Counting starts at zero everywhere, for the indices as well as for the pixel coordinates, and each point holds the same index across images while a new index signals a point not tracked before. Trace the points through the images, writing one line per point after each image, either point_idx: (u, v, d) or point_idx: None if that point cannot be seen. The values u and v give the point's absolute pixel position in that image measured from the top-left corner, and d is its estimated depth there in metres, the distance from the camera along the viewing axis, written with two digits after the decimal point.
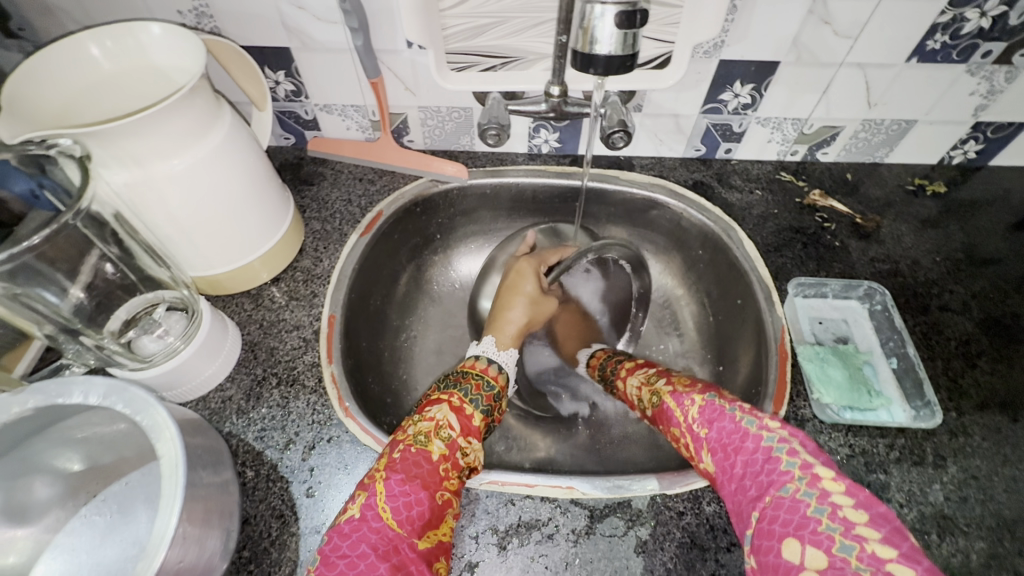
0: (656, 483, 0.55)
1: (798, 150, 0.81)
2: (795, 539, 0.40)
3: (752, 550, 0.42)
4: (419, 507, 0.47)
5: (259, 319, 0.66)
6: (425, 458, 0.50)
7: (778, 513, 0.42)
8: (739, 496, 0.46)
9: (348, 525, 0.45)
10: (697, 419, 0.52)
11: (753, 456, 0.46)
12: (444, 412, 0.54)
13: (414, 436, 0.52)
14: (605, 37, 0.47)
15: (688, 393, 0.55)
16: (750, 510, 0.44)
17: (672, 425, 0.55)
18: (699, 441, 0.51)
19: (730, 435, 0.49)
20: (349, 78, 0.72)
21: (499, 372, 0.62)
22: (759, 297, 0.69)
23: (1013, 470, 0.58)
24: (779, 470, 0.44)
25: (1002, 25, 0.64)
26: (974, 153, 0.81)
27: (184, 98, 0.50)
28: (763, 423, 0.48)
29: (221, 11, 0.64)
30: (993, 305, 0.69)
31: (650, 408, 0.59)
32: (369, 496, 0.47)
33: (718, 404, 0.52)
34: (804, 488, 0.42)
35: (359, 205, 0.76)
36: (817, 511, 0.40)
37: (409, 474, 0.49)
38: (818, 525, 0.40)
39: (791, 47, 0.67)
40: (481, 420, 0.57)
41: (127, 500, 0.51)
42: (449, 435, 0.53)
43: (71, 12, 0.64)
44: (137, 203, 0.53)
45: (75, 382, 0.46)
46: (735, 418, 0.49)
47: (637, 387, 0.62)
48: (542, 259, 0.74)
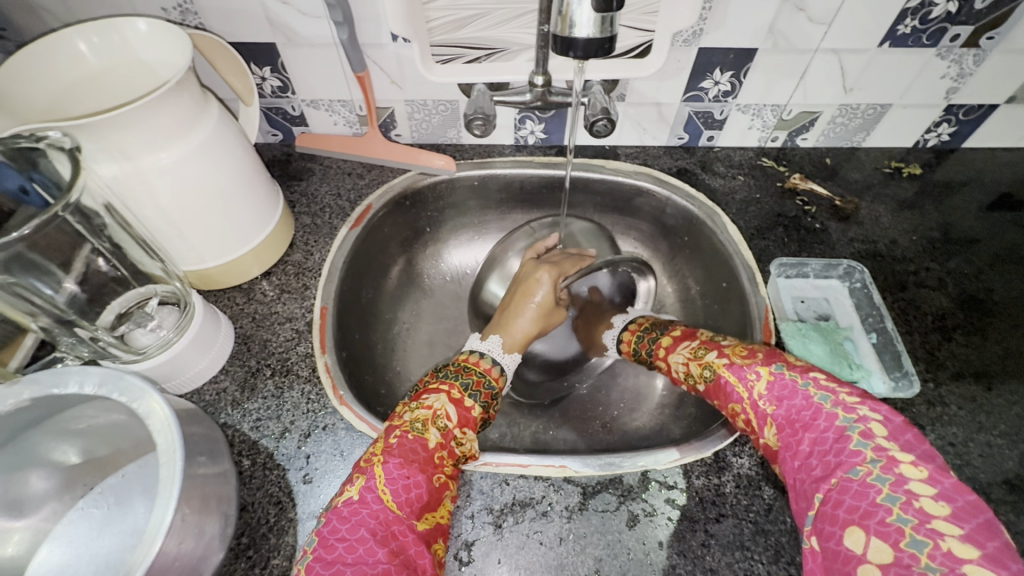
0: (677, 454, 0.57)
1: (778, 136, 0.83)
2: (859, 528, 0.41)
3: (813, 532, 0.44)
4: (417, 490, 0.49)
5: (251, 312, 0.66)
6: (421, 445, 0.51)
7: (844, 497, 0.43)
8: (802, 473, 0.47)
9: (348, 507, 0.46)
10: (764, 395, 0.52)
11: (823, 434, 0.47)
12: (442, 402, 0.55)
13: (410, 422, 0.53)
14: (584, 21, 0.48)
15: (748, 369, 0.54)
16: (814, 489, 0.46)
17: (730, 401, 0.55)
18: (762, 418, 0.52)
19: (800, 412, 0.49)
20: (335, 73, 0.72)
21: (501, 374, 0.63)
22: (743, 280, 0.71)
23: (988, 436, 0.60)
24: (849, 450, 0.45)
25: (968, 9, 0.66)
26: (946, 136, 0.83)
27: (170, 91, 0.50)
28: (838, 399, 0.48)
29: (206, 8, 0.64)
30: (968, 281, 0.71)
31: (701, 382, 0.58)
32: (368, 479, 0.48)
33: (788, 380, 0.51)
34: (876, 472, 0.43)
35: (348, 198, 0.77)
36: (889, 500, 0.41)
37: (406, 459, 0.50)
38: (887, 515, 0.41)
39: (767, 35, 0.69)
40: (480, 413, 0.57)
41: (124, 492, 0.51)
42: (445, 425, 0.54)
43: (53, 10, 0.64)
44: (130, 196, 0.54)
45: (69, 371, 0.46)
46: (808, 395, 0.50)
47: (683, 363, 0.60)
48: (561, 269, 0.70)
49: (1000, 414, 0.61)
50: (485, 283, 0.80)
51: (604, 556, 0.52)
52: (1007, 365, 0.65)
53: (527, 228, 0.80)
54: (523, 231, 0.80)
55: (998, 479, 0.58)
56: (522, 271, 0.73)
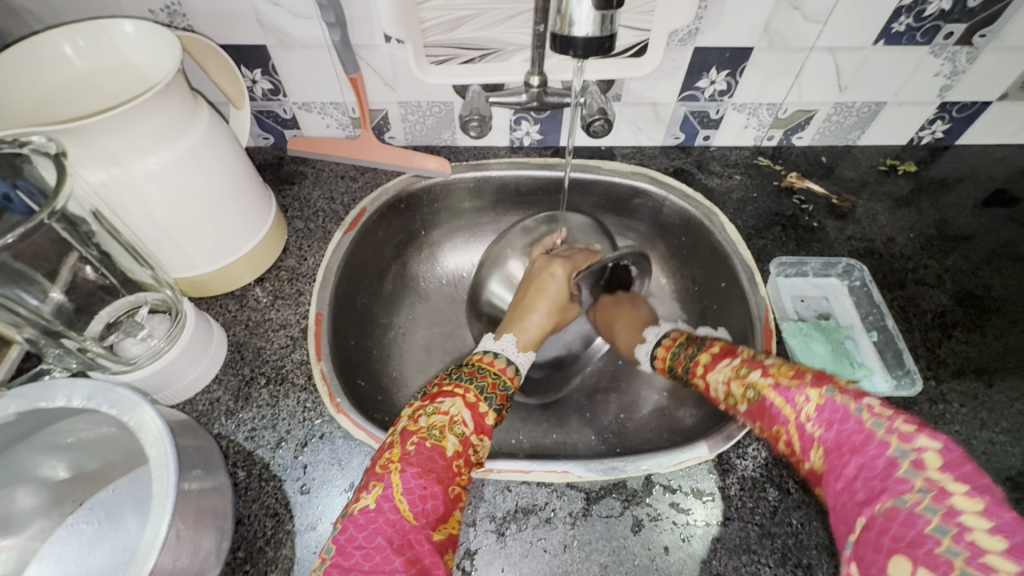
0: (704, 450, 0.56)
1: (774, 135, 0.83)
2: (905, 557, 0.38)
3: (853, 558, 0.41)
4: (433, 501, 0.47)
5: (245, 319, 0.65)
6: (439, 453, 0.50)
7: (889, 524, 0.40)
8: (845, 497, 0.44)
9: (364, 515, 0.45)
10: (812, 418, 0.49)
11: (871, 460, 0.44)
12: (458, 407, 0.54)
13: (428, 429, 0.51)
14: (584, 19, 0.47)
15: (795, 390, 0.51)
16: (857, 514, 0.43)
17: (776, 423, 0.52)
18: (809, 440, 0.49)
19: (849, 436, 0.46)
20: (327, 75, 0.71)
21: (515, 373, 0.62)
22: (743, 279, 0.71)
23: (990, 433, 0.60)
24: (898, 478, 0.42)
25: (962, 7, 0.66)
26: (941, 133, 0.83)
27: (159, 94, 0.49)
28: (892, 426, 0.44)
29: (194, 9, 0.63)
30: (966, 278, 0.72)
31: (743, 403, 0.55)
32: (385, 487, 0.47)
33: (841, 403, 0.47)
34: (927, 502, 0.39)
35: (342, 202, 0.76)
36: (938, 530, 0.38)
37: (425, 468, 0.48)
38: (935, 546, 0.37)
39: (762, 33, 0.68)
40: (494, 418, 0.56)
41: (115, 507, 0.50)
42: (462, 431, 0.52)
43: (36, 12, 0.63)
44: (118, 203, 0.52)
45: (57, 385, 0.45)
46: (860, 419, 0.46)
47: (724, 382, 0.57)
48: (574, 263, 0.72)
49: (1001, 411, 0.61)
50: (486, 282, 0.80)
51: (610, 563, 0.51)
52: (1007, 361, 0.65)
53: (522, 226, 0.80)
54: (520, 229, 0.80)
55: (1002, 476, 0.57)
56: (532, 267, 0.74)
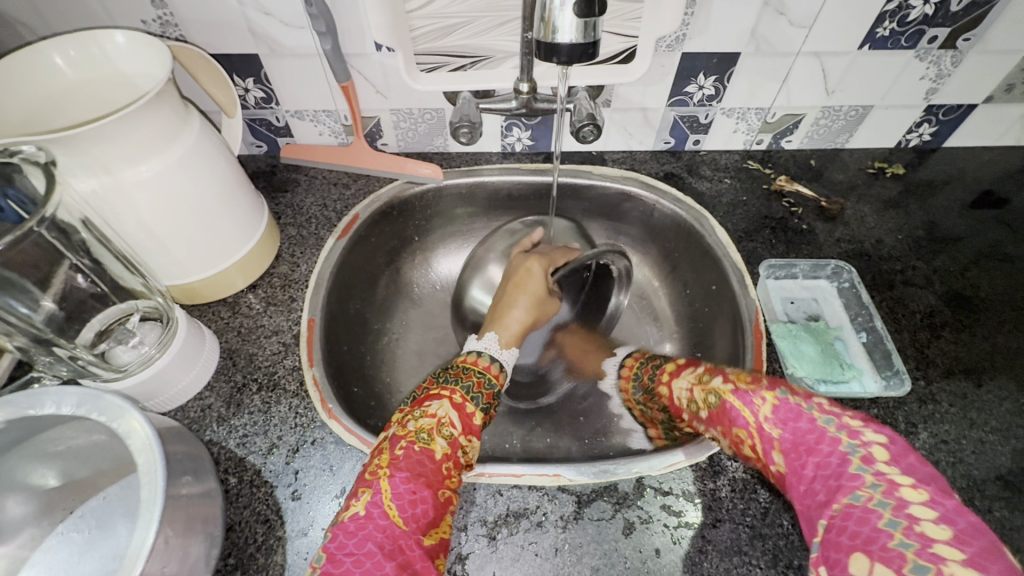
0: (681, 455, 0.56)
1: (763, 139, 0.84)
2: (863, 554, 0.37)
3: (819, 561, 0.40)
4: (423, 505, 0.47)
5: (237, 326, 0.65)
6: (428, 456, 0.50)
7: (847, 523, 0.39)
8: (807, 499, 0.43)
9: (354, 522, 0.45)
10: (769, 418, 0.48)
11: (826, 458, 0.43)
12: (445, 409, 0.54)
13: (416, 433, 0.51)
14: (567, 26, 0.48)
15: (753, 392, 0.50)
16: (818, 516, 0.41)
17: (735, 426, 0.50)
18: (768, 442, 0.47)
19: (803, 435, 0.45)
20: (319, 83, 0.72)
21: (501, 371, 0.62)
22: (733, 282, 0.71)
23: (980, 433, 0.60)
24: (850, 474, 0.41)
25: (945, 11, 0.67)
26: (928, 136, 0.84)
27: (149, 104, 0.49)
28: (843, 423, 0.44)
29: (186, 19, 0.64)
30: (954, 278, 0.72)
31: (704, 409, 0.53)
32: (374, 493, 0.47)
33: (793, 402, 0.47)
34: (879, 496, 0.39)
35: (335, 209, 0.76)
36: (891, 524, 0.37)
37: (414, 472, 0.49)
38: (889, 541, 0.37)
39: (749, 38, 0.69)
40: (482, 418, 0.56)
41: (106, 515, 0.50)
42: (450, 433, 0.53)
43: (30, 23, 0.63)
44: (111, 212, 0.53)
45: (47, 393, 0.45)
46: (812, 417, 0.46)
47: (687, 389, 0.56)
48: (551, 259, 0.72)
49: (990, 410, 0.62)
50: (469, 287, 0.78)
51: (601, 566, 0.51)
52: (995, 360, 0.65)
53: (507, 229, 0.80)
54: (505, 231, 0.79)
55: (992, 475, 0.58)
56: (512, 264, 0.74)
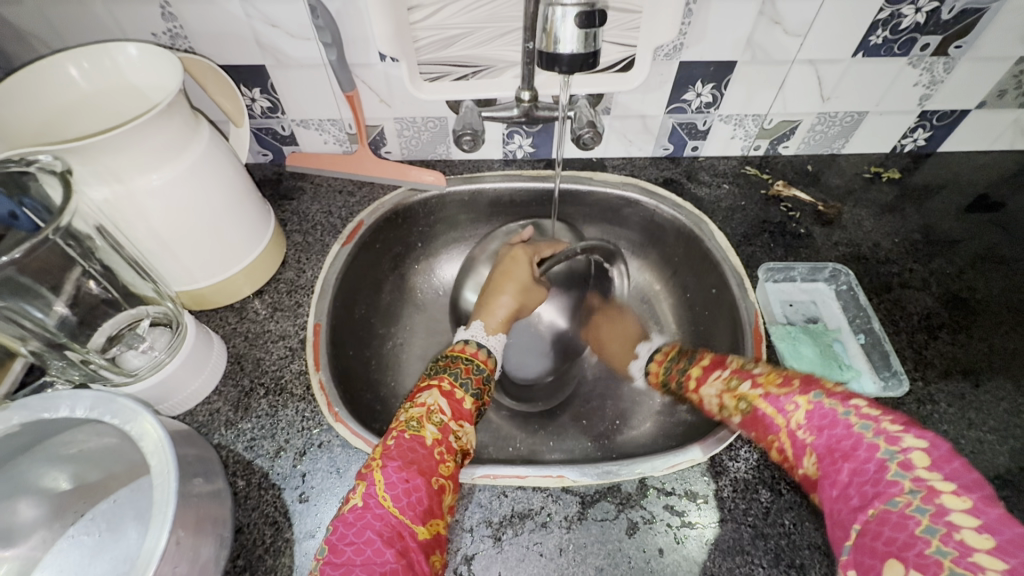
0: (698, 451, 0.57)
1: (760, 144, 0.85)
2: (897, 560, 0.38)
3: (850, 564, 0.41)
4: (418, 494, 0.48)
5: (244, 331, 0.66)
6: (420, 443, 0.51)
7: (883, 528, 0.40)
8: (839, 504, 0.45)
9: (352, 512, 0.46)
10: (802, 425, 0.50)
11: (863, 464, 0.44)
12: (434, 397, 0.56)
13: (406, 422, 0.53)
14: (568, 37, 0.49)
15: (786, 398, 0.52)
16: (851, 520, 0.43)
17: (770, 433, 0.52)
18: (801, 447, 0.50)
19: (839, 441, 0.47)
20: (324, 93, 0.73)
21: (489, 356, 0.63)
22: (733, 285, 0.72)
23: (978, 432, 0.61)
24: (888, 481, 0.43)
25: (936, 20, 0.69)
26: (922, 141, 0.86)
27: (161, 114, 0.51)
28: (880, 428, 0.46)
29: (195, 32, 0.65)
30: (950, 280, 0.73)
31: (736, 414, 0.55)
32: (369, 484, 0.48)
33: (828, 408, 0.49)
34: (917, 503, 0.40)
35: (340, 216, 0.78)
36: (928, 531, 0.39)
37: (406, 461, 0.50)
38: (926, 548, 0.38)
39: (745, 47, 0.71)
40: (472, 403, 0.58)
41: (116, 517, 0.50)
42: (440, 419, 0.54)
43: (43, 37, 0.65)
44: (121, 218, 0.54)
45: (60, 396, 0.46)
46: (848, 423, 0.47)
47: (716, 395, 0.58)
48: (536, 249, 0.74)
49: (988, 410, 0.62)
50: (462, 292, 0.79)
51: (605, 566, 0.51)
52: (993, 361, 0.66)
53: (503, 230, 0.80)
54: (502, 234, 0.80)
55: (991, 474, 0.58)
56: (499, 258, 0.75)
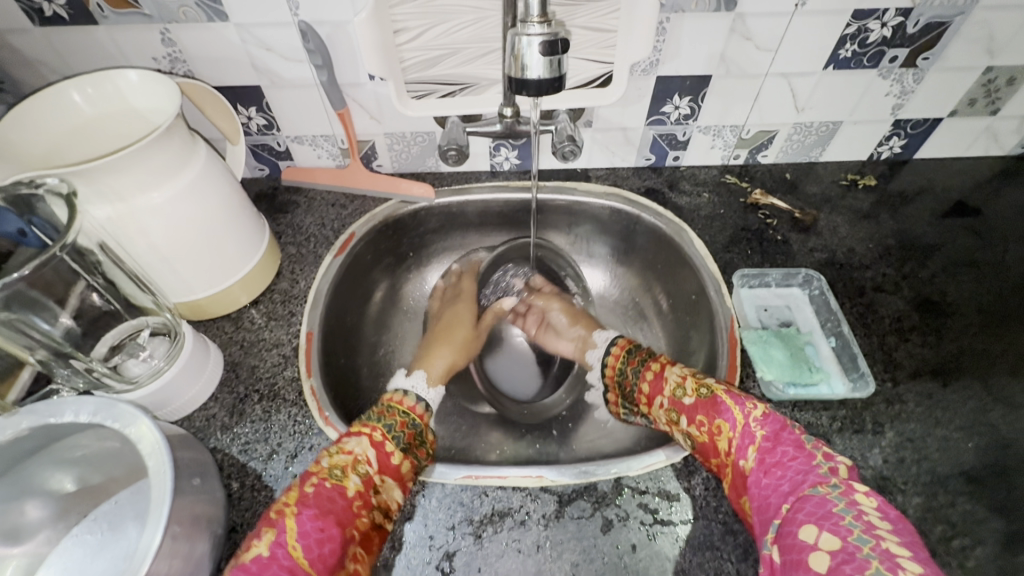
0: (662, 455, 0.60)
1: (739, 154, 0.88)
2: (814, 525, 0.44)
3: (777, 538, 0.46)
4: (330, 545, 0.49)
5: (240, 339, 0.69)
6: (339, 493, 0.51)
7: (806, 504, 0.46)
8: (769, 491, 0.49)
9: (256, 564, 0.45)
10: (758, 419, 0.53)
11: (798, 459, 0.49)
12: (363, 446, 0.55)
13: (328, 470, 0.52)
14: (534, 63, 0.52)
15: (747, 400, 0.55)
16: (781, 502, 0.48)
17: (721, 418, 0.54)
18: (749, 439, 0.52)
19: (787, 439, 0.51)
20: (317, 110, 0.77)
21: (425, 411, 0.62)
22: (710, 291, 0.74)
23: (945, 431, 0.63)
24: (817, 472, 0.48)
25: (902, 34, 0.71)
26: (898, 149, 0.88)
27: (161, 136, 0.54)
28: (817, 442, 0.51)
29: (193, 56, 0.69)
30: (922, 284, 0.75)
31: (692, 395, 0.57)
32: (278, 533, 0.47)
33: (781, 417, 0.53)
34: (836, 492, 0.46)
35: (333, 228, 0.81)
36: (844, 510, 0.44)
37: (322, 510, 0.49)
38: (840, 519, 0.44)
39: (719, 62, 0.74)
40: (402, 457, 0.57)
41: (117, 518, 0.52)
42: (365, 471, 0.54)
43: (51, 62, 0.69)
44: (123, 234, 0.57)
45: (65, 403, 0.49)
46: (796, 438, 0.51)
47: (678, 377, 0.60)
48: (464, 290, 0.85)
49: (955, 409, 0.64)
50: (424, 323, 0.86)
51: (580, 561, 0.54)
52: (962, 362, 0.68)
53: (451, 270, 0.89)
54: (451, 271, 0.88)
55: (956, 471, 0.60)
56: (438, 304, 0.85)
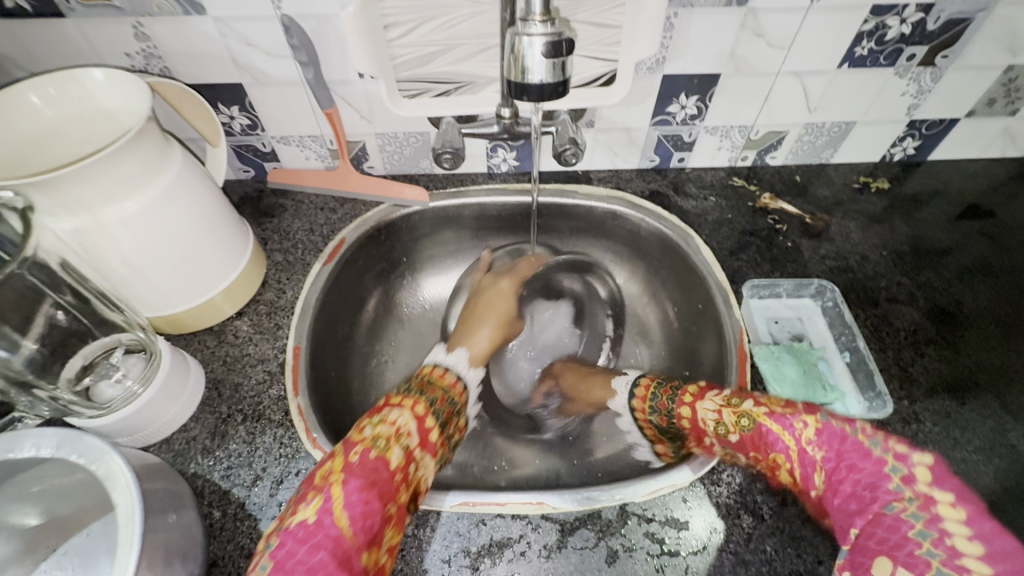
0: (688, 472, 0.57)
1: (747, 155, 0.84)
2: (888, 557, 0.42)
3: (847, 566, 0.44)
4: (373, 518, 0.47)
5: (223, 355, 0.65)
6: (384, 464, 0.50)
7: (878, 530, 0.44)
8: (839, 512, 0.48)
9: (303, 529, 0.45)
10: (812, 441, 0.50)
11: (867, 475, 0.47)
12: (406, 418, 0.55)
13: (372, 439, 0.52)
14: (536, 66, 0.48)
15: (793, 417, 0.51)
16: (849, 524, 0.47)
17: (773, 450, 0.52)
18: (810, 464, 0.50)
19: (849, 452, 0.48)
20: (303, 109, 0.72)
21: (461, 385, 0.64)
22: (718, 301, 0.71)
23: (963, 452, 0.60)
24: (887, 489, 0.46)
25: (922, 31, 0.67)
26: (912, 150, 0.84)
27: (129, 142, 0.50)
28: (887, 445, 0.48)
29: (169, 52, 0.64)
30: (939, 294, 0.72)
31: (735, 432, 0.53)
32: (325, 500, 0.47)
33: (838, 427, 0.50)
34: (913, 509, 0.44)
35: (321, 233, 0.77)
36: (921, 534, 0.42)
37: (368, 481, 0.48)
38: (916, 548, 0.42)
39: (728, 59, 0.70)
40: (438, 433, 0.57)
41: (88, 552, 0.49)
42: (408, 442, 0.53)
43: (14, 58, 0.64)
44: (91, 248, 0.53)
45: (26, 434, 0.46)
46: (857, 440, 0.49)
47: (714, 411, 0.55)
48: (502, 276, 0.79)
49: (974, 428, 0.62)
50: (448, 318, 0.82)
51: None
52: (980, 377, 0.65)
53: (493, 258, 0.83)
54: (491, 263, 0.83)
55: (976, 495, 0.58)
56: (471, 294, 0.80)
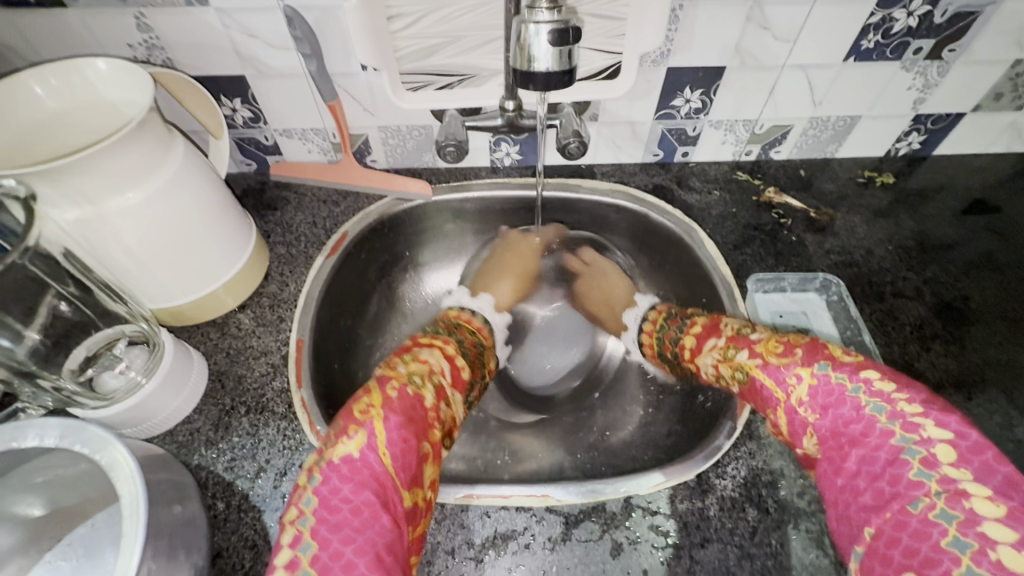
0: (660, 476, 0.56)
1: (751, 150, 0.84)
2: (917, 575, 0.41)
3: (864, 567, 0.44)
4: (411, 456, 0.52)
5: (226, 347, 0.65)
6: (418, 402, 0.55)
7: (900, 535, 0.43)
8: (846, 495, 0.48)
9: (348, 464, 0.49)
10: (804, 402, 0.52)
11: (875, 454, 0.47)
12: (436, 357, 0.61)
13: (407, 377, 0.57)
14: (542, 55, 0.48)
15: (784, 373, 0.54)
16: (863, 518, 0.46)
17: (770, 407, 0.55)
18: (803, 427, 0.52)
19: (848, 426, 0.49)
20: (306, 102, 0.72)
21: (485, 325, 0.77)
22: (722, 295, 0.71)
23: None
24: (910, 483, 0.45)
25: (929, 23, 0.67)
26: (917, 144, 0.84)
27: (131, 132, 0.49)
28: (895, 412, 0.48)
29: (171, 42, 0.64)
30: (945, 289, 0.72)
31: (734, 383, 0.59)
32: (368, 436, 0.50)
33: (836, 384, 0.51)
34: (941, 508, 0.42)
35: (324, 227, 0.77)
36: (956, 545, 0.41)
37: (406, 417, 0.53)
38: (953, 565, 0.40)
39: (734, 52, 0.69)
40: (465, 372, 0.64)
41: (93, 542, 0.50)
42: (439, 380, 0.59)
43: (17, 49, 0.64)
44: (94, 239, 0.53)
45: (29, 425, 0.45)
46: (856, 404, 0.49)
47: (713, 365, 0.61)
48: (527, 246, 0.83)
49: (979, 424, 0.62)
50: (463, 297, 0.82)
51: None
52: (986, 372, 0.65)
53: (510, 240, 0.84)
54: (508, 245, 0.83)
55: None
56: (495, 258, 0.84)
